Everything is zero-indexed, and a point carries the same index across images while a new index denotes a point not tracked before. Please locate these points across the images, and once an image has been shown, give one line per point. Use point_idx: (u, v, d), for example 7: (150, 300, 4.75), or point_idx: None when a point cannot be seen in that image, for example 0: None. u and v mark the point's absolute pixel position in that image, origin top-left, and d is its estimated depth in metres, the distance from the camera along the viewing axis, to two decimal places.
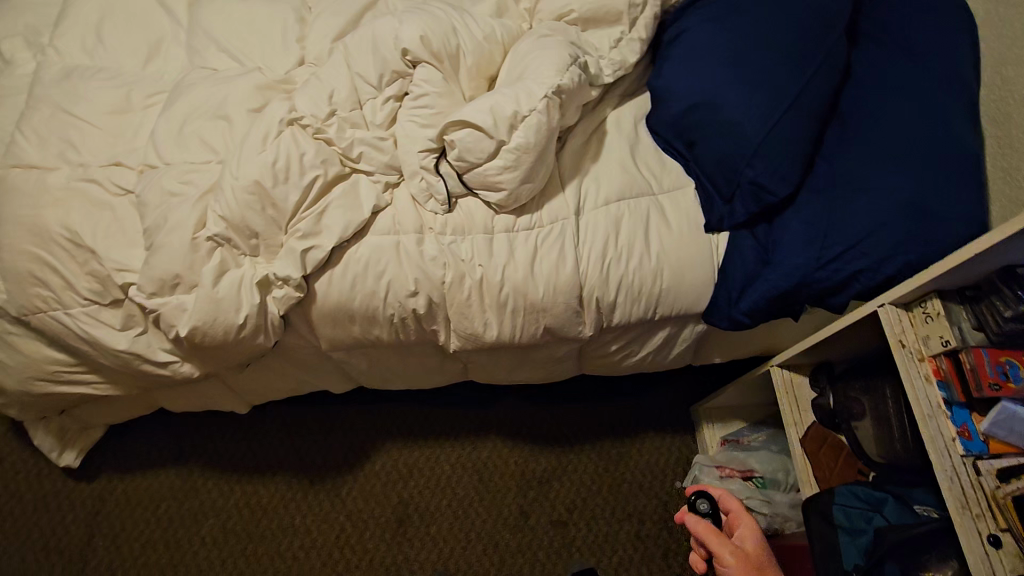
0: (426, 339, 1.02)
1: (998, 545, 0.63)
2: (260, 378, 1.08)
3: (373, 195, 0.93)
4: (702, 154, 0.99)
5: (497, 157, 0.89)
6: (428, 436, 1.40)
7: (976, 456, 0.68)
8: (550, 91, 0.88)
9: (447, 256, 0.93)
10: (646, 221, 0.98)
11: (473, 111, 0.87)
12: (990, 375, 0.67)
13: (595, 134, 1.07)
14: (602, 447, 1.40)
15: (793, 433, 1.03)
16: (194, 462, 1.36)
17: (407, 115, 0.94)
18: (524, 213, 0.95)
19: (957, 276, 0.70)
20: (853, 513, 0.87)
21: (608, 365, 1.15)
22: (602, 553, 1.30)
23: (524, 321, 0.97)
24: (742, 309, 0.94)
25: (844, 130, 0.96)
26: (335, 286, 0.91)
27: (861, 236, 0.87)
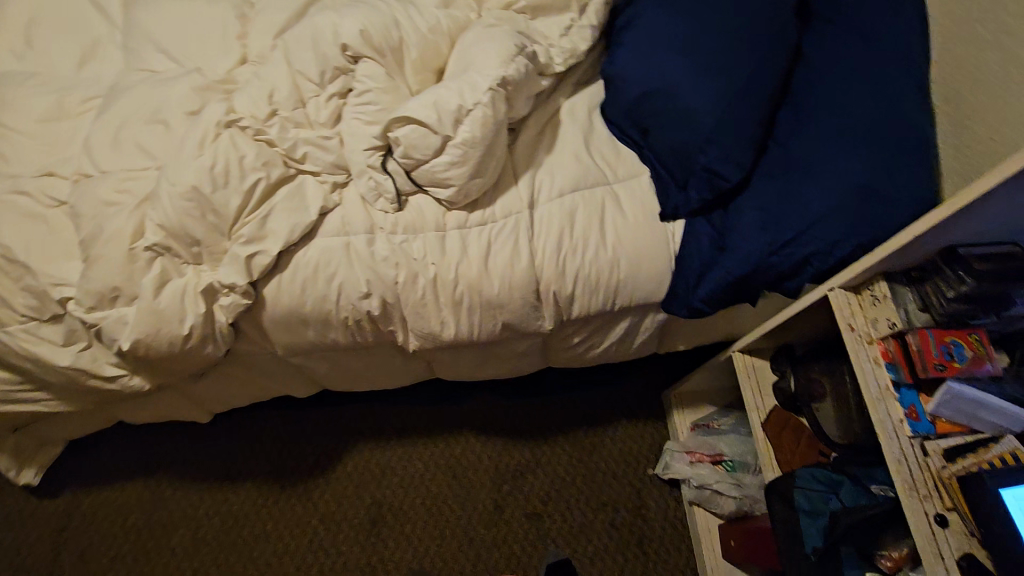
0: (385, 340, 1.01)
1: (944, 524, 0.64)
2: (218, 387, 1.06)
3: (320, 196, 0.91)
4: (655, 142, 0.98)
5: (444, 152, 0.87)
6: (400, 434, 1.39)
7: (923, 437, 0.69)
8: (494, 83, 0.86)
9: (398, 256, 0.91)
10: (601, 211, 0.97)
11: (417, 106, 0.86)
12: (935, 355, 0.68)
13: (549, 125, 1.05)
14: (575, 438, 1.40)
15: (756, 419, 1.04)
16: (161, 473, 1.34)
17: (351, 113, 0.91)
18: (477, 209, 0.94)
19: (899, 260, 0.71)
20: (812, 495, 0.86)
21: (573, 357, 1.14)
22: (577, 543, 1.31)
23: (481, 319, 0.96)
24: (700, 296, 0.94)
25: (795, 113, 0.95)
26: (284, 290, 0.90)
27: (812, 220, 0.87)
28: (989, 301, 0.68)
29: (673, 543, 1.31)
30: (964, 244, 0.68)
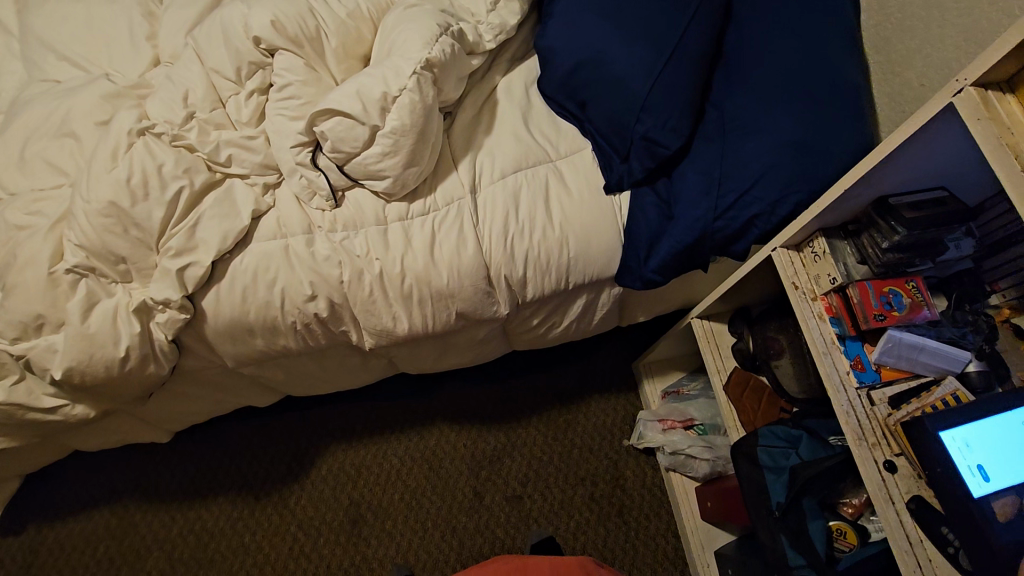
0: (339, 341, 0.98)
1: (893, 470, 0.65)
2: (171, 406, 1.03)
3: (251, 199, 0.87)
4: (593, 115, 0.96)
5: (375, 143, 0.84)
6: (372, 432, 1.37)
7: (869, 386, 0.70)
8: (418, 67, 0.83)
9: (341, 254, 0.88)
10: (545, 190, 0.95)
11: (340, 98, 0.83)
12: (875, 306, 0.70)
13: (486, 105, 1.03)
14: (548, 417, 1.40)
15: (718, 381, 1.04)
16: (128, 498, 1.30)
17: (274, 110, 0.88)
18: (417, 198, 0.91)
19: (836, 213, 0.73)
20: (776, 452, 0.88)
21: (535, 338, 1.13)
22: (559, 520, 1.31)
23: (434, 310, 0.93)
24: (651, 268, 0.93)
25: (730, 73, 0.94)
26: (224, 301, 0.86)
27: (753, 181, 0.86)
28: (921, 248, 0.71)
29: (653, 509, 1.33)
30: (894, 195, 0.71)
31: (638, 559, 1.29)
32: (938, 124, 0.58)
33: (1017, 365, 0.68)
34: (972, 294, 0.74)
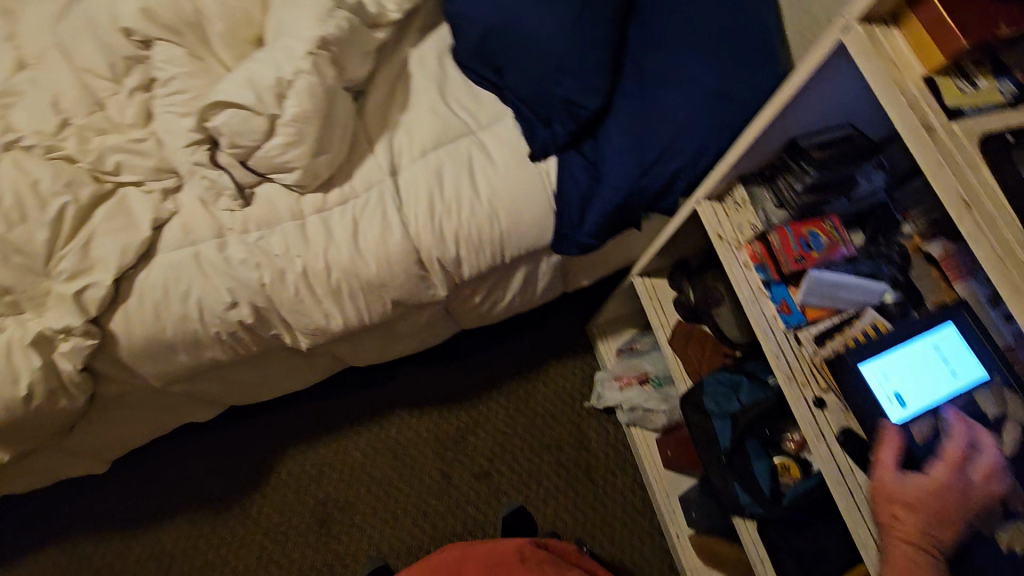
0: (273, 345, 0.93)
1: (823, 406, 0.67)
2: (101, 435, 0.97)
3: (149, 207, 0.81)
4: (512, 81, 0.92)
5: (276, 134, 0.78)
6: (330, 429, 1.34)
7: (796, 328, 0.71)
8: (313, 46, 0.78)
9: (258, 256, 0.83)
10: (469, 164, 0.92)
11: (231, 88, 0.77)
12: (795, 248, 0.72)
13: (399, 80, 0.97)
14: (507, 391, 1.40)
15: (663, 336, 1.05)
16: (78, 533, 1.24)
17: (164, 107, 0.81)
18: (333, 187, 0.87)
19: (752, 161, 0.74)
20: (720, 398, 0.90)
21: (481, 316, 1.11)
22: (527, 489, 1.33)
23: (367, 302, 0.90)
24: (586, 232, 0.92)
25: (644, 26, 0.92)
26: (135, 319, 0.81)
27: (674, 135, 0.85)
28: (835, 186, 0.73)
29: (618, 466, 1.36)
30: (803, 136, 0.73)
31: (607, 515, 1.32)
32: (836, 65, 0.59)
33: (930, 291, 0.70)
34: (886, 228, 0.76)
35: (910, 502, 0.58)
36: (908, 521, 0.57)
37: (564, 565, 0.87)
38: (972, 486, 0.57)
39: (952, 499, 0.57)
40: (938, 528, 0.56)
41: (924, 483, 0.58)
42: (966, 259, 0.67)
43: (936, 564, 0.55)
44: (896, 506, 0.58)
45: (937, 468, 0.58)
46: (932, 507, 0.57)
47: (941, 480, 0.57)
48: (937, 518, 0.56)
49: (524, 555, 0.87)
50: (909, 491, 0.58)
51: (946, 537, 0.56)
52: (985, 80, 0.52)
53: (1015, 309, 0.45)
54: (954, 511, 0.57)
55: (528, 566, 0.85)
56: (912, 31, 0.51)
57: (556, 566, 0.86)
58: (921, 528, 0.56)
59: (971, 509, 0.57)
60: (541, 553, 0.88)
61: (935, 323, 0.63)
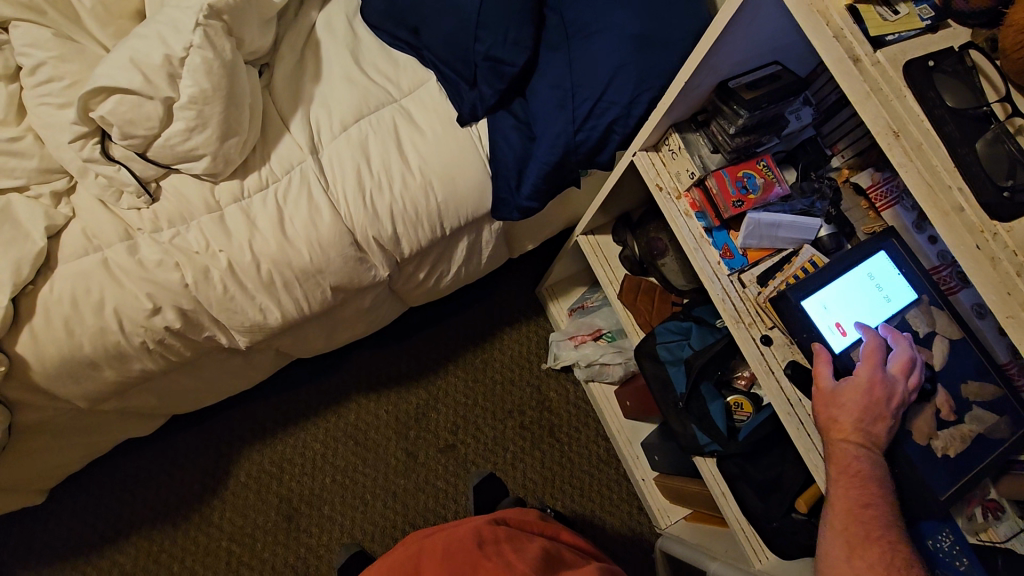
0: (207, 348, 0.87)
1: (770, 342, 0.69)
2: (30, 466, 0.89)
3: (40, 214, 0.72)
4: (430, 40, 0.87)
5: (174, 119, 0.71)
6: (286, 423, 1.30)
7: (740, 271, 0.73)
8: (202, 16, 0.70)
9: (174, 255, 0.76)
10: (395, 134, 0.87)
11: (113, 71, 0.68)
12: (732, 193, 0.72)
13: (309, 48, 0.90)
14: (465, 362, 1.39)
15: (612, 292, 1.05)
16: (27, 566, 1.16)
17: (35, 98, 0.71)
18: (249, 173, 0.80)
19: (684, 107, 0.73)
20: (672, 347, 0.92)
21: (428, 291, 1.08)
22: (495, 455, 1.34)
23: (307, 291, 0.85)
24: (525, 195, 0.89)
25: None
26: (44, 339, 0.73)
27: (604, 86, 0.82)
28: (765, 126, 0.72)
29: (581, 421, 1.39)
30: (732, 78, 0.70)
31: (576, 469, 1.35)
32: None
33: (859, 221, 0.74)
34: (816, 162, 0.78)
35: (843, 404, 0.60)
36: (843, 423, 0.59)
37: (519, 537, 0.88)
38: (894, 378, 0.60)
39: (878, 394, 0.59)
40: (871, 424, 0.59)
41: (853, 386, 0.60)
42: (892, 185, 0.70)
43: (874, 455, 0.59)
44: (833, 411, 0.60)
45: (860, 369, 0.60)
46: (862, 405, 0.59)
47: (867, 379, 0.59)
48: (869, 414, 0.59)
49: (482, 537, 0.86)
50: (841, 395, 0.60)
51: (879, 430, 0.59)
52: (905, 6, 0.51)
53: (944, 231, 0.47)
54: (883, 405, 0.59)
55: (487, 548, 0.83)
56: None
57: (512, 542, 0.85)
58: (856, 427, 0.59)
59: (899, 399, 0.60)
60: (497, 529, 0.88)
61: (869, 252, 0.66)
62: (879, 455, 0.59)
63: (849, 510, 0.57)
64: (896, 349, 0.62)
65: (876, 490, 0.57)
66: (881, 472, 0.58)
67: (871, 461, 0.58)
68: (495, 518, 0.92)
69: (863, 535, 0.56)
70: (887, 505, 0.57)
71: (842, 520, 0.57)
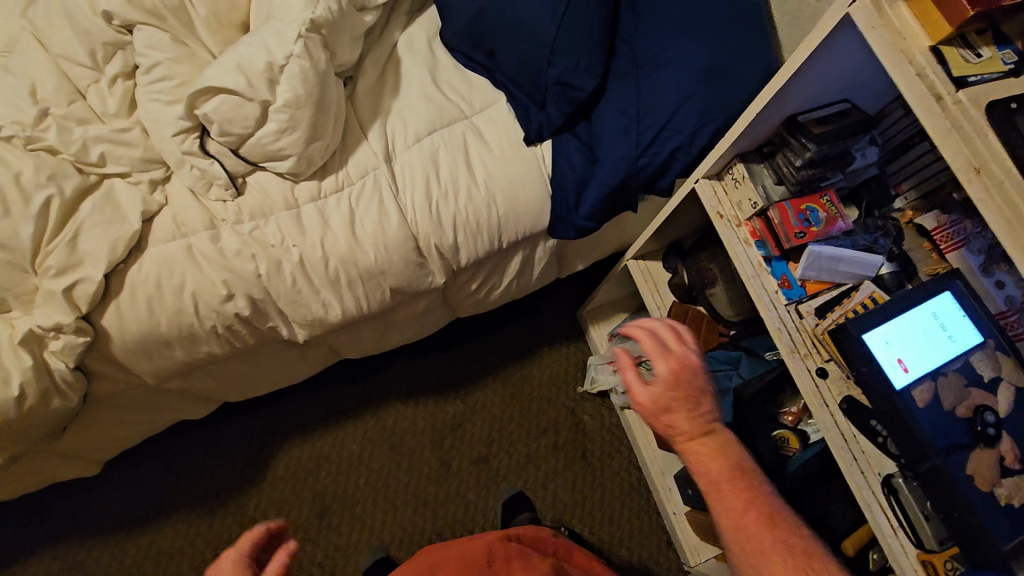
0: (269, 338, 0.92)
1: (825, 376, 0.69)
2: (95, 437, 0.94)
3: (138, 200, 0.78)
4: (504, 64, 0.92)
5: (268, 121, 0.76)
6: (326, 422, 1.33)
7: (797, 302, 0.73)
8: (304, 29, 0.75)
9: (253, 246, 0.81)
10: (464, 148, 0.91)
11: (221, 73, 0.74)
12: (795, 224, 0.73)
13: (390, 66, 0.96)
14: (502, 378, 1.40)
15: (659, 317, 1.05)
16: (71, 536, 1.21)
17: (147, 94, 0.77)
18: (327, 174, 0.84)
19: (751, 137, 0.74)
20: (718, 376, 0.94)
21: (478, 303, 1.11)
22: (526, 472, 1.34)
23: (367, 291, 0.89)
24: (583, 215, 0.93)
25: (636, 8, 0.93)
26: (127, 315, 0.78)
27: (669, 115, 0.85)
28: (831, 161, 0.74)
29: (614, 447, 1.38)
30: (802, 112, 0.72)
31: (606, 494, 1.34)
32: (837, 38, 0.59)
33: (922, 261, 0.73)
34: (880, 200, 0.79)
35: (672, 404, 0.67)
36: (678, 424, 0.67)
37: (532, 555, 0.86)
38: (683, 355, 0.70)
39: (686, 375, 0.68)
40: (697, 409, 0.67)
41: (662, 383, 0.68)
42: (958, 228, 0.70)
43: (710, 434, 0.67)
44: (660, 417, 0.68)
45: (659, 363, 0.69)
46: (679, 396, 0.67)
47: (668, 371, 0.68)
48: (688, 401, 0.67)
49: (492, 556, 0.86)
50: (663, 399, 0.67)
51: (702, 408, 0.67)
52: (988, 49, 0.52)
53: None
54: (694, 382, 0.68)
55: (495, 567, 0.83)
56: (916, 3, 0.51)
57: (523, 558, 0.84)
58: (688, 421, 0.67)
59: (698, 368, 0.69)
60: (508, 546, 0.88)
61: (933, 291, 0.66)
62: (713, 431, 0.68)
63: (728, 508, 0.63)
64: (665, 327, 0.72)
65: (737, 472, 0.65)
66: (723, 448, 0.66)
67: (712, 443, 0.67)
68: (507, 535, 0.93)
69: (745, 518, 0.61)
70: (744, 478, 0.64)
71: (726, 515, 0.62)
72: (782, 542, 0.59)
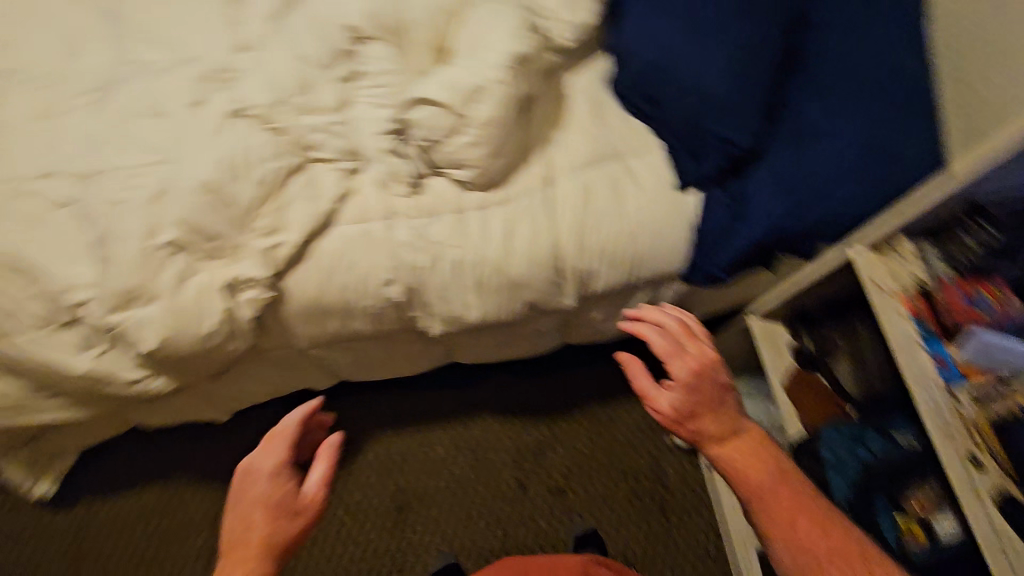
0: (407, 326, 0.99)
1: (980, 466, 0.70)
2: (238, 386, 1.04)
3: (334, 184, 0.88)
4: (669, 116, 0.96)
5: (461, 133, 0.85)
6: (418, 421, 1.39)
7: (953, 384, 0.73)
8: (509, 60, 0.84)
9: (420, 241, 0.90)
10: (618, 185, 0.96)
11: (433, 87, 0.84)
12: (961, 305, 0.77)
13: (556, 100, 1.02)
14: (591, 413, 1.41)
15: (776, 381, 1.05)
16: (177, 476, 1.31)
17: (362, 97, 0.89)
18: (494, 189, 0.92)
19: (929, 216, 0.78)
20: (839, 452, 0.91)
21: (593, 332, 1.14)
22: (601, 512, 1.34)
23: (506, 300, 0.95)
24: (720, 264, 0.97)
25: (806, 81, 0.95)
26: (305, 282, 0.88)
27: (824, 185, 0.89)
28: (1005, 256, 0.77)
29: (694, 506, 1.35)
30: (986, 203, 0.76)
31: (678, 552, 1.31)
32: None
33: None
34: None
35: (694, 406, 0.75)
36: (703, 425, 0.74)
37: None
38: (693, 353, 0.78)
39: (700, 372, 0.76)
40: (714, 406, 0.75)
41: (680, 384, 0.76)
42: None
43: (732, 428, 0.74)
44: (686, 419, 0.75)
45: (675, 365, 0.77)
46: (697, 395, 0.75)
47: (684, 372, 0.76)
48: (706, 398, 0.75)
49: None
50: (684, 400, 0.75)
51: (719, 403, 0.75)
52: None
53: None
54: (708, 378, 0.76)
55: None
56: None
57: None
58: (711, 421, 0.74)
59: (710, 364, 0.77)
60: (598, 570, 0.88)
61: None
62: (734, 426, 0.74)
63: (772, 506, 0.67)
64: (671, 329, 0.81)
65: (762, 457, 0.72)
66: (741, 437, 0.73)
67: (734, 437, 0.73)
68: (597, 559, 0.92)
69: (794, 523, 0.66)
70: (764, 459, 0.72)
71: (774, 527, 0.66)
72: (831, 529, 0.65)
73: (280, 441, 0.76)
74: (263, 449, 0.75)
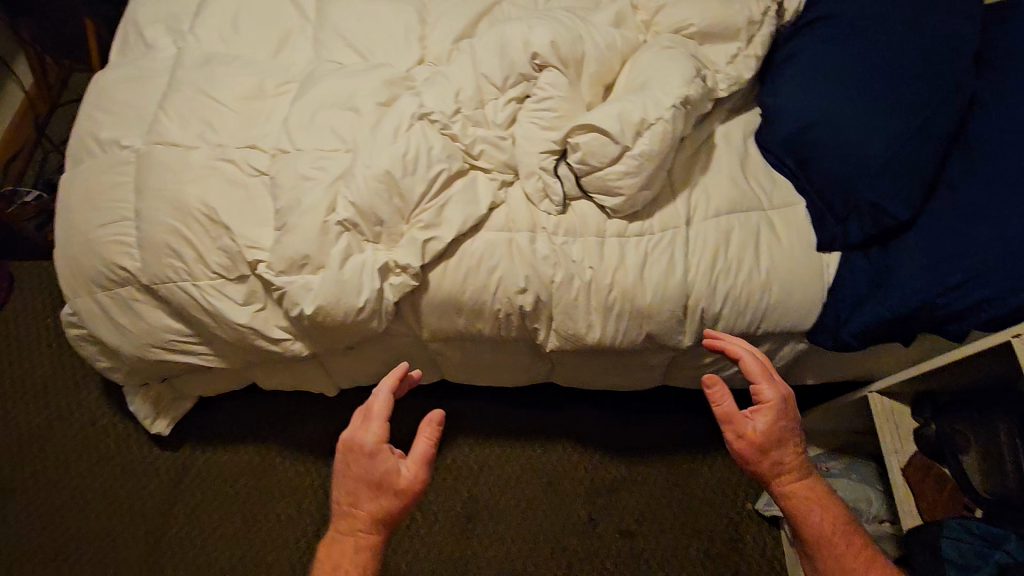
0: (525, 337, 1.03)
1: None
2: (356, 364, 1.11)
3: (490, 191, 0.95)
4: (816, 174, 0.99)
5: (620, 162, 0.89)
6: (499, 434, 1.41)
7: None
8: (677, 102, 0.87)
9: (559, 257, 0.94)
10: (757, 236, 0.98)
11: (601, 116, 0.88)
12: None
13: (704, 146, 1.05)
14: (672, 462, 1.38)
15: (894, 460, 1.00)
16: (272, 441, 1.39)
17: (529, 117, 0.95)
18: (636, 220, 0.96)
19: None
20: (965, 549, 0.86)
21: (697, 377, 1.14)
22: (668, 566, 1.30)
23: (628, 327, 0.97)
24: (850, 330, 0.95)
25: (969, 161, 0.95)
26: (448, 277, 0.94)
27: (979, 266, 0.87)
28: None
29: None
30: None
31: None
32: None
33: None
34: None
35: (781, 436, 0.81)
36: (785, 456, 0.81)
37: None
38: (781, 383, 0.84)
39: (787, 403, 0.82)
40: (794, 439, 0.82)
41: (772, 414, 0.81)
42: None
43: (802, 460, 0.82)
44: (772, 448, 0.81)
45: (769, 393, 0.82)
46: (785, 426, 0.81)
47: (777, 401, 0.81)
48: (790, 430, 0.82)
49: None
50: (773, 429, 0.81)
51: (799, 436, 0.82)
52: None
53: None
54: (793, 410, 0.83)
55: None
56: None
57: None
58: (790, 452, 0.81)
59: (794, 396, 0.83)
60: None
61: None
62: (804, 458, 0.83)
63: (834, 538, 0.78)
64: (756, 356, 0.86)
65: (822, 492, 0.82)
66: (808, 469, 0.83)
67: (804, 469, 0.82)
68: None
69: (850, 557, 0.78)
70: (822, 492, 0.82)
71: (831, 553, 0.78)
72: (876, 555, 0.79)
73: (376, 419, 0.79)
74: (362, 426, 0.79)
